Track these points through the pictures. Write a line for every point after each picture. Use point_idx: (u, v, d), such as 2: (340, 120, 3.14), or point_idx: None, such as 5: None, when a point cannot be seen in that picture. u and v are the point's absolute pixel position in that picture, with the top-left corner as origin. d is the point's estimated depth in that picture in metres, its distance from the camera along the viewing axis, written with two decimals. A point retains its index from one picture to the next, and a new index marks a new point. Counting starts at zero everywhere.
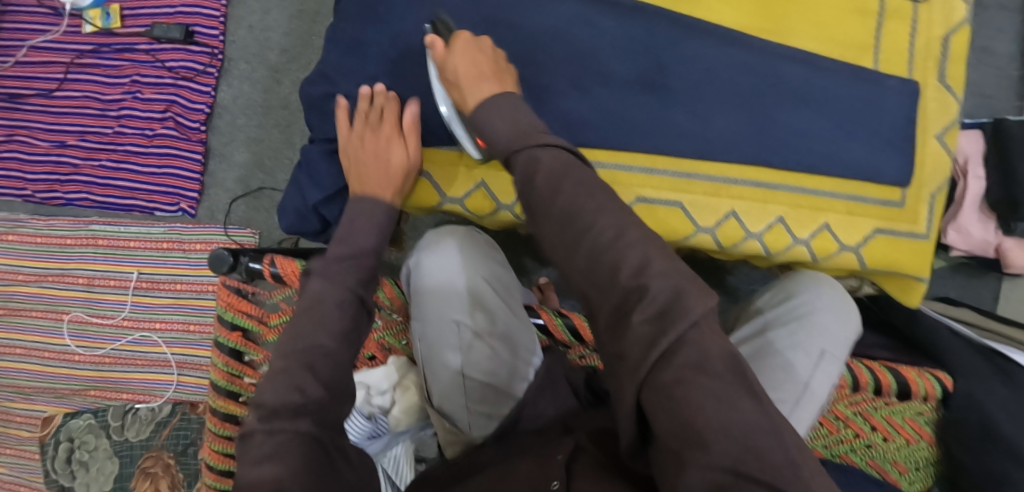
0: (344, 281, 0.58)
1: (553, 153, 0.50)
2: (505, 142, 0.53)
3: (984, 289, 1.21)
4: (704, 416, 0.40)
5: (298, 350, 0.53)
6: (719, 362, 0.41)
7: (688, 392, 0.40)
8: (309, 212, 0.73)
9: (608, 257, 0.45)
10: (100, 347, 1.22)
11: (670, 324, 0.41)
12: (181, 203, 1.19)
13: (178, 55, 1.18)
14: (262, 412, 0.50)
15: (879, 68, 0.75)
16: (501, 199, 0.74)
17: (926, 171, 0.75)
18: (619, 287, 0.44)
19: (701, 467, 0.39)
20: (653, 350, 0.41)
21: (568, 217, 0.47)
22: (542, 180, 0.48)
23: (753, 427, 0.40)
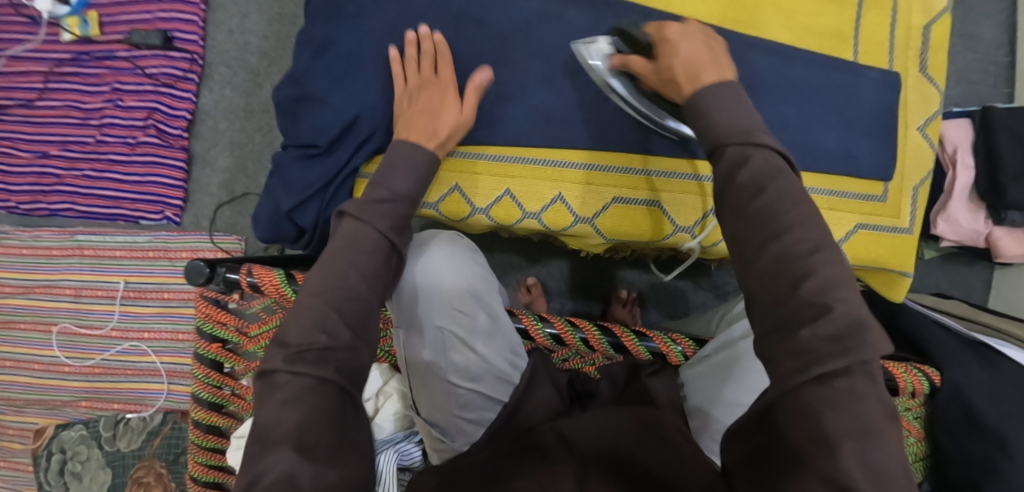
0: (374, 222, 0.57)
1: (764, 156, 0.48)
2: (717, 131, 0.51)
3: (973, 278, 1.21)
4: (847, 445, 0.41)
5: (327, 291, 0.52)
6: (870, 397, 0.42)
7: (823, 409, 0.41)
8: (283, 219, 0.74)
9: (797, 267, 0.44)
10: (90, 358, 1.21)
11: (841, 349, 0.42)
12: (166, 211, 1.18)
13: (158, 61, 1.17)
14: (286, 352, 0.49)
15: (859, 60, 0.74)
16: (475, 203, 0.73)
17: (907, 164, 0.74)
18: (797, 297, 0.44)
19: (816, 475, 0.41)
20: (812, 371, 0.42)
21: (767, 214, 0.46)
22: (746, 178, 0.48)
23: (886, 463, 0.41)
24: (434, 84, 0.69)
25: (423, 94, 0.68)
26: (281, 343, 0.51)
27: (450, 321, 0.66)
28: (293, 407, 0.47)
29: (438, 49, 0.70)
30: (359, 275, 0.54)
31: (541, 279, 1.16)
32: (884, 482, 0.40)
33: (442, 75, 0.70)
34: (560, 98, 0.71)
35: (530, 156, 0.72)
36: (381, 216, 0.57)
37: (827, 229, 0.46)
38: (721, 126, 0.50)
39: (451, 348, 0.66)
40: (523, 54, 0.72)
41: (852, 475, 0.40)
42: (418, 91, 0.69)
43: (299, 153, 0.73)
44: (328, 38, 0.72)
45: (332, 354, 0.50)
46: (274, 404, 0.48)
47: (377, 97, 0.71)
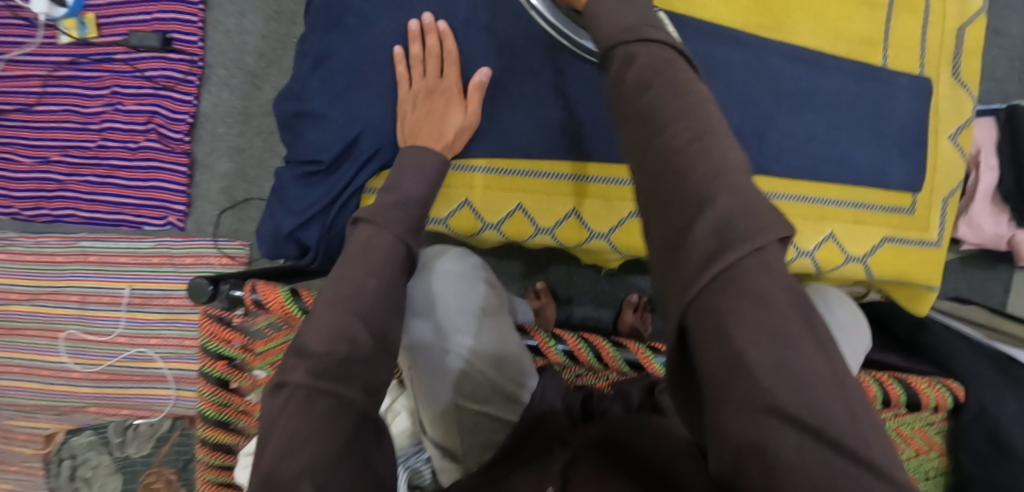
0: (393, 227, 0.54)
1: (650, 50, 0.41)
2: (607, 31, 0.44)
3: (995, 282, 1.17)
4: (760, 352, 0.32)
5: (347, 301, 0.50)
6: (782, 295, 0.34)
7: (722, 316, 0.33)
8: (285, 238, 0.71)
9: (679, 161, 0.37)
10: (98, 364, 1.21)
11: (732, 242, 0.34)
12: (169, 216, 1.17)
13: (157, 64, 1.14)
14: (308, 366, 0.48)
15: (888, 65, 0.71)
16: (486, 219, 0.72)
17: (938, 175, 0.71)
18: (681, 193, 0.36)
19: (737, 408, 0.33)
20: (710, 271, 0.34)
21: (651, 111, 0.39)
22: (633, 75, 0.40)
23: (815, 376, 0.33)
24: (440, 86, 0.66)
25: (431, 97, 0.65)
26: (300, 354, 0.49)
27: (455, 344, 0.66)
28: (315, 423, 0.46)
29: (447, 53, 0.67)
30: (378, 283, 0.51)
31: (550, 285, 1.14)
32: (811, 386, 0.32)
33: (448, 76, 0.67)
34: (570, 112, 0.68)
35: (543, 169, 0.70)
36: (397, 220, 0.55)
37: (714, 113, 0.39)
38: (610, 30, 0.43)
39: (456, 372, 0.66)
40: (532, 65, 0.68)
41: (773, 387, 0.32)
42: (425, 94, 0.66)
43: (299, 171, 0.70)
44: (326, 48, 0.69)
45: (355, 367, 0.49)
46: (292, 427, 0.46)
47: (388, 119, 0.68)
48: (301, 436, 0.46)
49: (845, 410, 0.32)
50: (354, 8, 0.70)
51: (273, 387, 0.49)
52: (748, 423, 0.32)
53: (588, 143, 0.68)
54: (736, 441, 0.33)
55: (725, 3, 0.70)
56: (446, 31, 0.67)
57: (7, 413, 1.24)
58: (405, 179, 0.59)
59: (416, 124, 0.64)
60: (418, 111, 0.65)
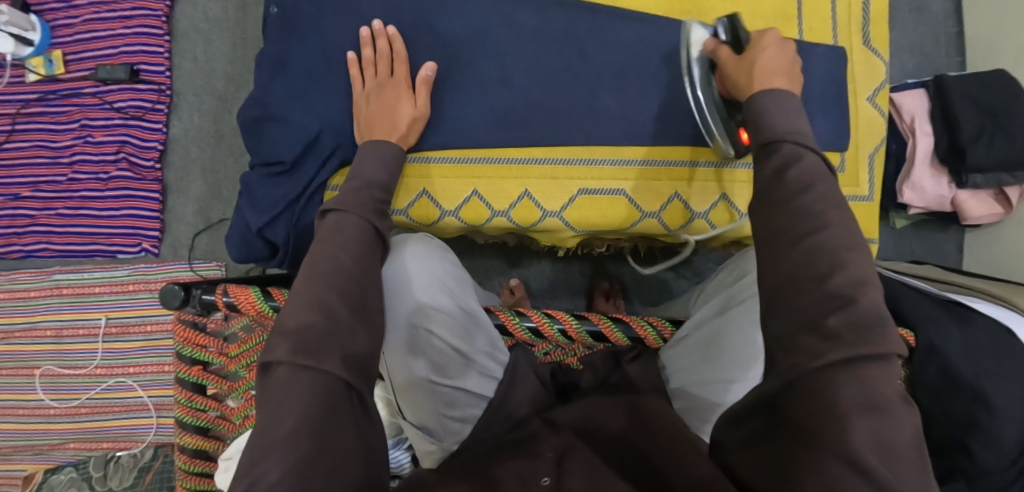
0: (357, 208, 0.56)
1: (808, 161, 0.49)
2: (770, 127, 0.52)
3: (949, 243, 1.25)
4: (855, 420, 0.41)
5: (322, 277, 0.51)
6: (886, 388, 0.42)
7: (836, 388, 0.42)
8: (255, 237, 0.73)
9: (824, 265, 0.44)
10: (75, 398, 1.19)
11: (863, 340, 0.42)
12: (143, 243, 1.18)
13: (126, 95, 1.17)
14: (289, 340, 0.47)
15: (805, 38, 0.76)
16: (445, 206, 0.74)
17: (861, 133, 0.76)
18: (823, 292, 0.44)
19: (830, 460, 0.41)
20: (836, 370, 0.42)
21: (804, 216, 0.46)
22: (796, 173, 0.48)
23: (891, 441, 0.41)
24: (391, 82, 0.69)
25: (383, 92, 0.68)
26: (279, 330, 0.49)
27: (433, 323, 0.66)
28: (299, 393, 0.45)
29: (396, 53, 0.70)
30: (350, 259, 0.53)
31: (525, 281, 1.17)
32: (889, 455, 0.40)
33: (398, 73, 0.70)
34: (517, 98, 0.73)
35: (493, 155, 0.74)
36: (360, 203, 0.56)
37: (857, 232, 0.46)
38: (777, 126, 0.51)
39: (434, 349, 0.66)
40: (479, 57, 0.73)
41: (855, 448, 0.40)
42: (377, 91, 0.69)
43: (264, 171, 0.72)
44: (284, 54, 0.73)
45: (333, 336, 0.48)
46: (276, 400, 0.45)
47: (340, 113, 0.72)
48: (285, 406, 0.45)
49: (919, 478, 0.40)
50: (308, 18, 0.74)
51: (260, 368, 0.49)
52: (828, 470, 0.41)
53: (534, 127, 0.73)
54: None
55: None
56: (395, 35, 0.71)
57: None
58: (367, 167, 0.61)
59: (370, 118, 0.67)
60: (371, 107, 0.67)
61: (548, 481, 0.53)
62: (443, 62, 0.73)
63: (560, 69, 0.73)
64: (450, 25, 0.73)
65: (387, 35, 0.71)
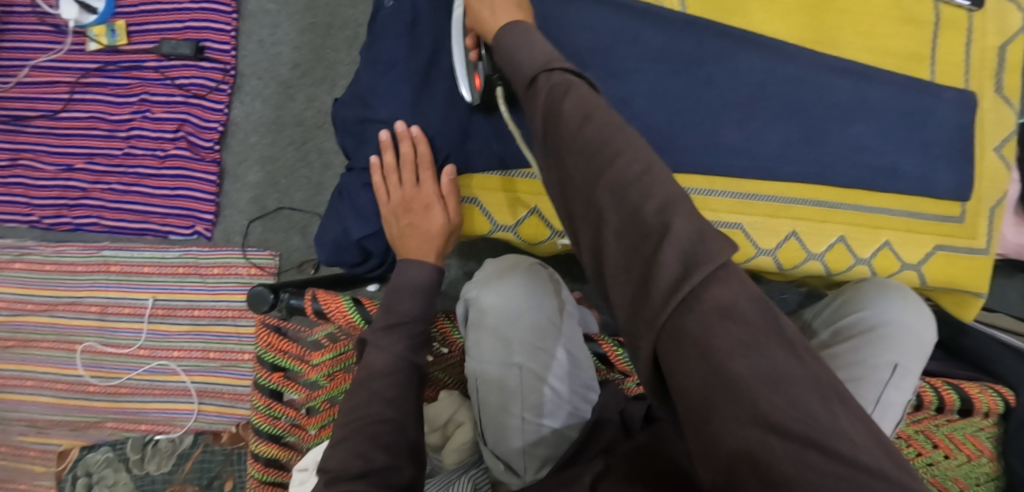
0: (392, 346, 0.60)
1: (579, 86, 0.46)
2: (524, 70, 0.49)
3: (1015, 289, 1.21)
4: (734, 362, 0.35)
5: (358, 419, 0.55)
6: (746, 307, 0.37)
7: (696, 333, 0.36)
8: (351, 245, 0.70)
9: (634, 192, 0.40)
10: (116, 377, 1.17)
11: (695, 269, 0.37)
12: (197, 225, 1.15)
13: (189, 72, 1.14)
14: (326, 477, 0.52)
15: (936, 79, 0.75)
16: (555, 227, 0.72)
17: (984, 185, 0.75)
18: (641, 222, 0.39)
19: (728, 421, 0.35)
20: (690, 314, 0.36)
21: (591, 150, 0.43)
22: (570, 106, 0.44)
23: (786, 375, 0.35)
24: (417, 195, 0.67)
25: (409, 208, 0.67)
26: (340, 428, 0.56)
27: (528, 359, 0.65)
28: None
29: (420, 158, 0.68)
30: (384, 401, 0.56)
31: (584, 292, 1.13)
32: (787, 387, 0.35)
33: (423, 182, 0.68)
34: (634, 119, 0.70)
35: None
36: (405, 310, 0.63)
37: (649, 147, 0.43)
38: (535, 64, 0.48)
39: (529, 385, 0.65)
40: (598, 75, 0.70)
41: (762, 397, 0.35)
42: (403, 207, 0.67)
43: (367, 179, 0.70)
44: (391, 55, 0.70)
45: (382, 433, 0.54)
46: None
47: (450, 121, 0.69)
48: None
49: (828, 412, 0.35)
50: (425, 20, 0.70)
51: None
52: (740, 437, 0.35)
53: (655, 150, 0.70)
54: (726, 446, 0.35)
55: (777, 16, 0.73)
56: (419, 135, 0.68)
57: (20, 428, 1.19)
58: (402, 301, 0.64)
59: (399, 237, 0.68)
60: (403, 225, 0.67)
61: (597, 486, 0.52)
62: None
63: (680, 92, 0.70)
64: (569, 41, 0.69)
65: (411, 137, 0.68)
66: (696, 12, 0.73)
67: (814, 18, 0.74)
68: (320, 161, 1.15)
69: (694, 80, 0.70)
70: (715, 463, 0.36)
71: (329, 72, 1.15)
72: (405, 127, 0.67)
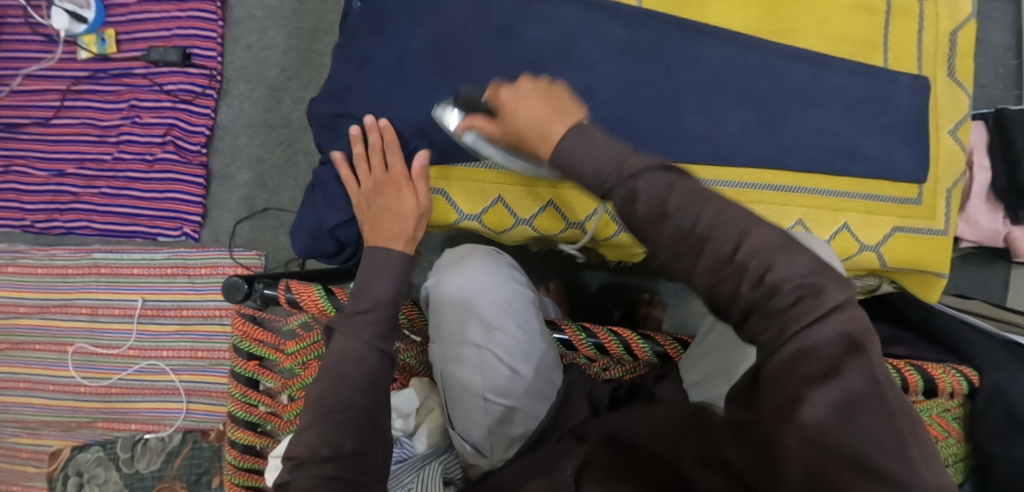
0: (359, 334, 0.58)
1: (653, 177, 0.46)
2: (592, 173, 0.48)
3: (993, 277, 1.23)
4: (814, 389, 0.37)
5: (325, 405, 0.55)
6: (833, 345, 0.38)
7: (784, 368, 0.38)
8: (325, 234, 0.72)
9: (733, 259, 0.42)
10: (106, 377, 1.19)
11: (798, 316, 0.39)
12: (184, 227, 1.17)
13: (176, 78, 1.17)
14: (291, 463, 0.52)
15: (890, 66, 0.77)
16: (518, 215, 0.74)
17: (941, 166, 0.76)
18: (742, 286, 0.41)
19: (795, 435, 0.37)
20: (781, 354, 0.39)
21: (687, 226, 0.44)
22: (647, 202, 0.45)
23: (859, 401, 0.36)
24: (388, 180, 0.69)
25: (381, 193, 0.68)
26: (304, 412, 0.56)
27: (487, 339, 0.68)
28: None
29: (388, 144, 0.69)
30: (350, 388, 0.56)
31: (564, 285, 1.15)
32: (857, 415, 0.36)
33: (393, 167, 0.69)
34: (595, 106, 0.71)
35: None
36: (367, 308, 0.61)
37: (742, 212, 0.44)
38: (585, 157, 0.48)
39: (490, 366, 0.67)
40: (564, 65, 0.71)
41: (828, 421, 0.36)
42: (375, 192, 0.68)
43: (340, 170, 0.72)
44: (363, 51, 0.72)
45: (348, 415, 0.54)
46: None
47: (422, 110, 0.70)
48: None
49: (897, 438, 0.35)
50: (393, 15, 0.72)
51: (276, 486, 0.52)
52: (801, 452, 0.37)
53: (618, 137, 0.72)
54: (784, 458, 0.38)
55: (735, 8, 0.75)
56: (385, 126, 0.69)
57: (12, 429, 1.21)
58: (372, 285, 0.61)
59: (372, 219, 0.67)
60: (377, 206, 0.67)
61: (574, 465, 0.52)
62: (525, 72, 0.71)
63: (641, 81, 0.72)
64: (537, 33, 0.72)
65: (379, 128, 0.69)
66: (652, 6, 0.75)
67: (771, 8, 0.76)
68: (308, 161, 1.17)
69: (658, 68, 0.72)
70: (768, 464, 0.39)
71: (315, 75, 1.18)
72: (374, 119, 0.69)
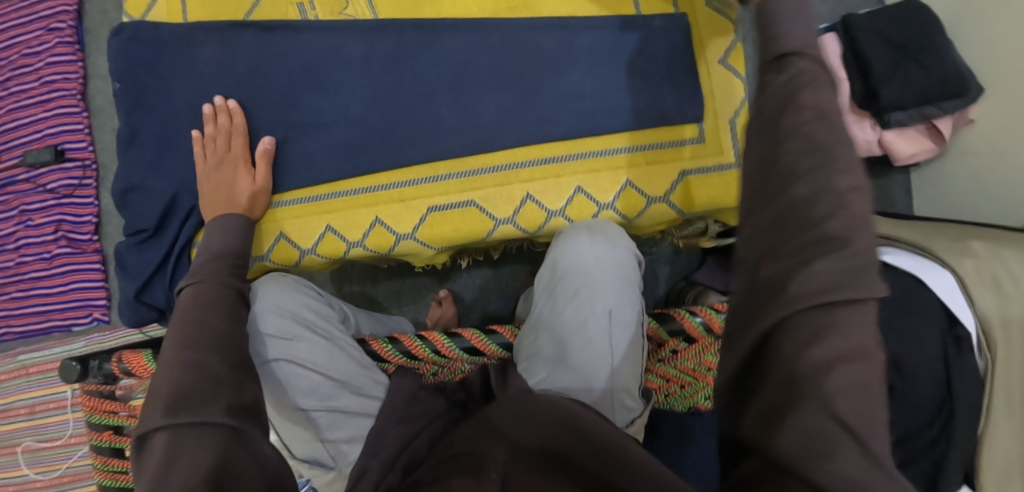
0: (212, 277, 0.61)
1: (824, 81, 0.45)
2: (791, 40, 0.47)
3: (896, 185, 1.16)
4: (821, 356, 0.39)
5: (188, 342, 0.55)
6: (868, 338, 0.40)
7: (815, 322, 0.40)
8: (135, 304, 0.75)
9: (823, 197, 0.41)
10: (56, 468, 1.25)
11: (846, 281, 0.39)
12: (94, 312, 1.23)
13: (56, 176, 1.22)
14: (163, 404, 0.50)
15: (642, 11, 0.74)
16: (302, 245, 0.72)
17: (717, 99, 0.73)
18: (813, 224, 0.41)
19: (805, 405, 0.39)
20: (809, 305, 0.40)
21: (812, 143, 0.43)
22: (805, 94, 0.44)
23: (869, 392, 0.39)
24: (228, 157, 0.70)
25: (221, 169, 0.69)
26: (152, 402, 0.51)
27: (281, 352, 0.67)
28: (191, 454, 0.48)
29: (236, 128, 0.71)
30: (220, 318, 0.58)
31: (455, 292, 1.15)
32: (867, 406, 0.38)
33: (235, 148, 0.71)
34: (352, 127, 0.72)
35: (341, 188, 0.72)
36: (214, 271, 0.61)
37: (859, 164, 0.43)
38: (795, 36, 0.46)
39: (297, 377, 0.67)
40: (317, 92, 0.73)
41: (835, 390, 0.38)
42: (216, 168, 0.70)
43: (131, 241, 0.74)
44: (129, 126, 0.74)
45: (214, 391, 0.52)
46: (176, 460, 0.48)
47: (190, 173, 0.73)
48: (180, 465, 0.48)
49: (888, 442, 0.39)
50: (148, 87, 0.74)
51: (139, 441, 0.51)
52: (805, 421, 0.39)
53: (386, 148, 0.71)
54: (794, 431, 0.39)
55: None
56: (237, 109, 0.72)
57: None
58: (212, 239, 0.65)
59: (211, 195, 0.69)
60: (214, 181, 0.69)
61: None
62: (281, 113, 0.73)
63: (382, 89, 0.72)
64: (296, 50, 0.73)
65: (228, 109, 0.72)
66: (388, 14, 0.74)
67: None
68: None
69: (419, 71, 0.72)
70: (765, 422, 0.41)
71: None
72: (225, 101, 0.72)
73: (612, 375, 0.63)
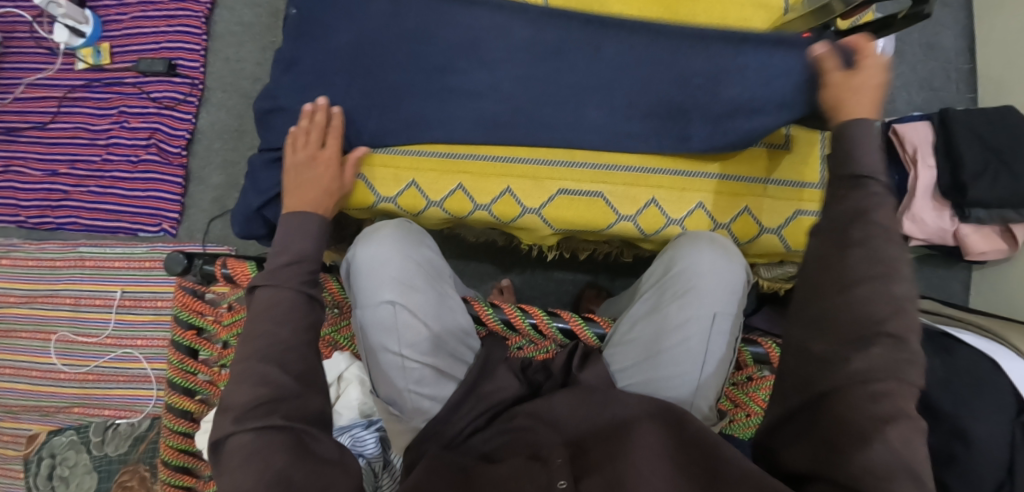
0: (290, 282, 0.61)
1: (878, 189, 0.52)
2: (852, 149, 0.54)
3: (954, 279, 1.21)
4: (876, 402, 0.47)
5: (258, 349, 0.57)
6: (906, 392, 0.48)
7: (868, 377, 0.48)
8: (254, 216, 0.79)
9: (878, 281, 0.49)
10: (84, 364, 1.26)
11: (891, 349, 0.48)
12: (163, 223, 1.26)
13: (162, 87, 1.27)
14: (233, 413, 0.55)
15: None
16: (430, 197, 0.77)
17: (842, 149, 0.79)
18: (869, 304, 0.49)
19: (866, 442, 0.47)
20: (863, 364, 0.48)
21: (863, 239, 0.51)
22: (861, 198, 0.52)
23: (911, 438, 0.47)
24: (320, 155, 0.72)
25: (313, 165, 0.71)
26: (224, 410, 0.56)
27: (401, 296, 0.70)
28: (263, 456, 0.53)
29: (332, 128, 0.74)
30: (287, 328, 0.59)
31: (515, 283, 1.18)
32: (911, 448, 0.46)
33: (329, 145, 0.73)
34: (506, 104, 0.76)
35: (481, 152, 0.76)
36: (291, 277, 0.61)
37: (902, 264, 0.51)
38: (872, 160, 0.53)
39: (405, 323, 0.69)
40: (472, 61, 0.76)
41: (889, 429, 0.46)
42: (304, 165, 0.71)
43: (269, 156, 0.78)
44: (294, 54, 0.79)
45: (278, 402, 0.55)
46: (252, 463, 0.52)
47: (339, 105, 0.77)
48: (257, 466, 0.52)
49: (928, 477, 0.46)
50: (319, 21, 0.79)
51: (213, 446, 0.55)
52: (868, 456, 0.46)
53: (528, 127, 0.75)
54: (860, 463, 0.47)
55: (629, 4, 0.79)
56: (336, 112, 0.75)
57: None
58: (294, 242, 0.64)
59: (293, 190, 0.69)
60: (300, 177, 0.70)
61: (565, 483, 0.57)
62: (435, 74, 0.77)
63: (534, 74, 0.76)
64: (462, 19, 0.77)
65: (327, 110, 0.74)
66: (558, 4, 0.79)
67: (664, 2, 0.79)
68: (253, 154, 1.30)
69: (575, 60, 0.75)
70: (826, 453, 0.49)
71: None
72: (326, 103, 0.74)
73: (698, 380, 0.67)
